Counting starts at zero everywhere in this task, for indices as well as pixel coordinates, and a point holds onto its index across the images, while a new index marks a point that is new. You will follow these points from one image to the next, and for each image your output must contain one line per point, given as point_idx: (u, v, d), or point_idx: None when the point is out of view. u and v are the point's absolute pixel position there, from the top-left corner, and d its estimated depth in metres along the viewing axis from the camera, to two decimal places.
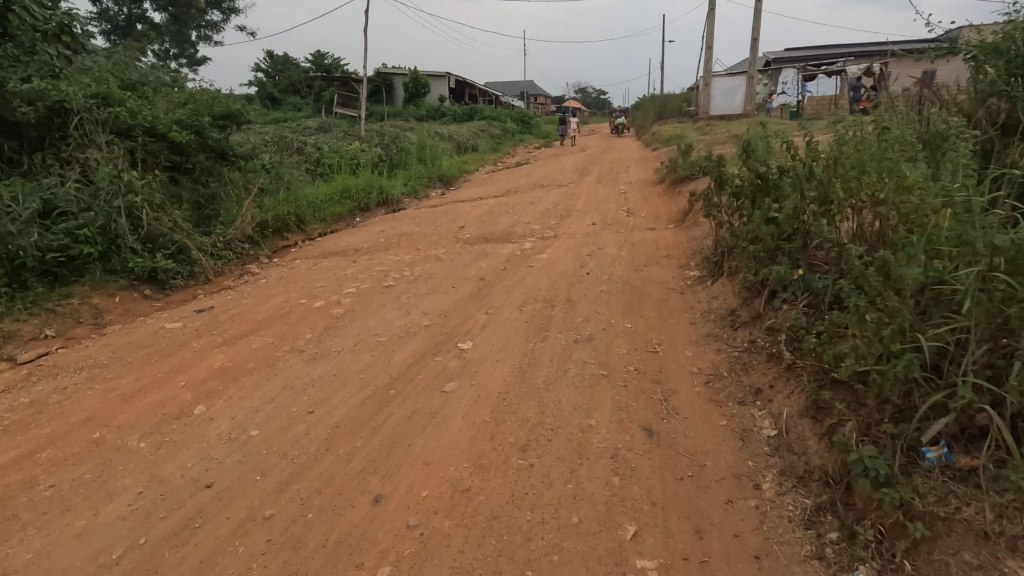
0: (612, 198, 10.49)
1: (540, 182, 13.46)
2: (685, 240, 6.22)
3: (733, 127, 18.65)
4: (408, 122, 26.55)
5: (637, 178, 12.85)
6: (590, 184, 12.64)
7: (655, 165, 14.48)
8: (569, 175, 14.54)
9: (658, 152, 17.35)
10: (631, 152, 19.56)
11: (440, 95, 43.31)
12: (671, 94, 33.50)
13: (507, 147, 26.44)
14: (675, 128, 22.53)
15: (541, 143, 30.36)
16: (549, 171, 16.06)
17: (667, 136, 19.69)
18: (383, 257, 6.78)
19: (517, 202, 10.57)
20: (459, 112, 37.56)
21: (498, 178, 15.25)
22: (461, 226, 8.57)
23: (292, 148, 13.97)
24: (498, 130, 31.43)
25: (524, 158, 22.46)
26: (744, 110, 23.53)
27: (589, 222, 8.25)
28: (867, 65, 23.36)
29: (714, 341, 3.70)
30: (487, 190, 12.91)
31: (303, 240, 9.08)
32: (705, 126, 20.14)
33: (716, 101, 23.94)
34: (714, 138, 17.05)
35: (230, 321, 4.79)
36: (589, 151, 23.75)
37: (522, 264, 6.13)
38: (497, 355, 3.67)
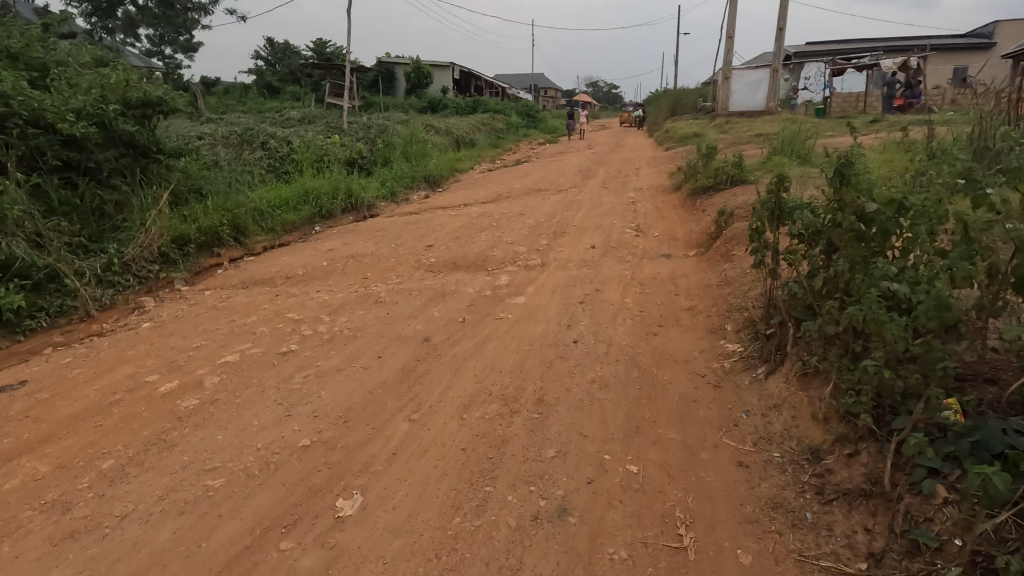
0: (618, 209, 8.75)
1: (536, 186, 11.74)
2: (715, 285, 4.52)
3: (755, 126, 16.83)
4: (403, 115, 24.82)
5: (647, 184, 11.09)
6: (592, 191, 10.91)
7: (669, 169, 12.68)
8: (571, 178, 12.79)
9: (673, 153, 15.54)
10: (642, 152, 17.82)
11: (443, 86, 41.61)
12: (685, 89, 31.61)
13: (508, 143, 24.65)
14: (691, 126, 20.64)
15: (546, 139, 28.62)
16: (549, 172, 14.34)
17: (682, 134, 17.85)
18: (310, 295, 5.13)
19: (505, 212, 8.88)
20: (462, 105, 35.75)
21: (491, 180, 13.51)
22: (429, 245, 6.91)
23: (256, 142, 12.30)
24: (501, 125, 29.74)
25: (525, 156, 20.74)
26: (766, 107, 21.59)
27: (587, 245, 6.56)
28: (903, 59, 21.31)
29: (792, 526, 2.04)
30: (475, 195, 11.19)
31: (240, 256, 7.47)
32: (725, 124, 18.26)
33: (736, 97, 22.01)
34: (735, 139, 15.20)
35: (25, 414, 3.15)
36: (595, 149, 21.97)
37: (490, 313, 4.46)
38: (393, 549, 2.06)
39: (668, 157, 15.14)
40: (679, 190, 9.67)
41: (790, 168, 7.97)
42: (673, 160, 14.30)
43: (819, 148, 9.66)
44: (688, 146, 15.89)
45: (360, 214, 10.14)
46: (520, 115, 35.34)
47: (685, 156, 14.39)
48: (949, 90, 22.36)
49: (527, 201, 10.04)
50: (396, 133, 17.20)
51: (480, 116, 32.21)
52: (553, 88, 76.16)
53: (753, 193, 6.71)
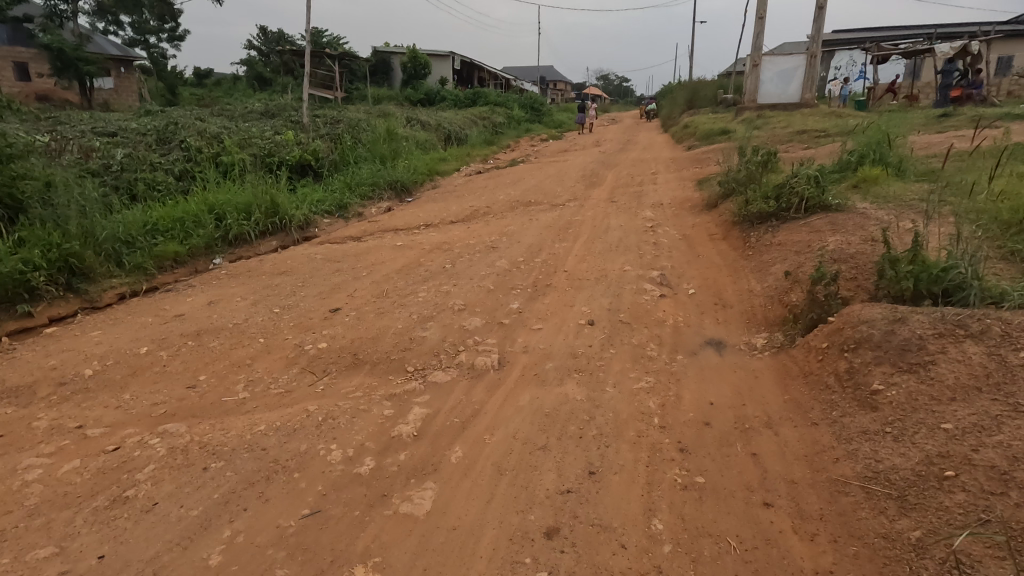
0: (632, 239, 6.16)
1: (525, 198, 9.14)
2: (863, 499, 1.98)
3: (794, 121, 14.14)
4: (387, 108, 22.20)
5: (669, 198, 8.46)
6: (595, 207, 8.32)
7: (695, 177, 10.03)
8: (571, 186, 10.17)
9: (697, 154, 12.86)
10: (659, 151, 15.19)
11: (443, 77, 39.04)
12: (704, 80, 28.84)
13: (505, 139, 21.98)
14: (714, 121, 17.90)
15: (550, 135, 26.06)
16: (545, 176, 11.73)
17: (705, 130, 15.13)
18: (34, 453, 2.65)
19: (473, 242, 6.31)
20: (460, 97, 33.12)
21: (473, 188, 10.91)
22: (334, 312, 4.38)
23: (175, 141, 9.80)
24: (502, 120, 27.22)
25: (524, 154, 18.21)
26: (801, 99, 18.76)
27: (583, 320, 4.00)
28: (961, 43, 18.39)
29: None
30: (445, 210, 8.63)
31: (67, 314, 5.11)
32: (755, 119, 15.52)
33: (767, 88, 19.20)
34: (774, 139, 12.49)
35: None
36: (605, 146, 19.33)
37: (341, 562, 1.93)
38: None
39: (690, 159, 12.46)
40: (715, 212, 7.05)
41: (890, 188, 5.34)
42: (698, 164, 11.64)
43: (909, 154, 7.00)
44: (716, 145, 13.19)
45: (286, 238, 7.63)
46: (523, 108, 32.78)
47: (711, 160, 11.74)
48: (1013, 78, 19.37)
49: (507, 223, 7.46)
50: (367, 129, 14.63)
51: (477, 110, 29.55)
52: (562, 81, 73.11)
53: (854, 236, 4.12)
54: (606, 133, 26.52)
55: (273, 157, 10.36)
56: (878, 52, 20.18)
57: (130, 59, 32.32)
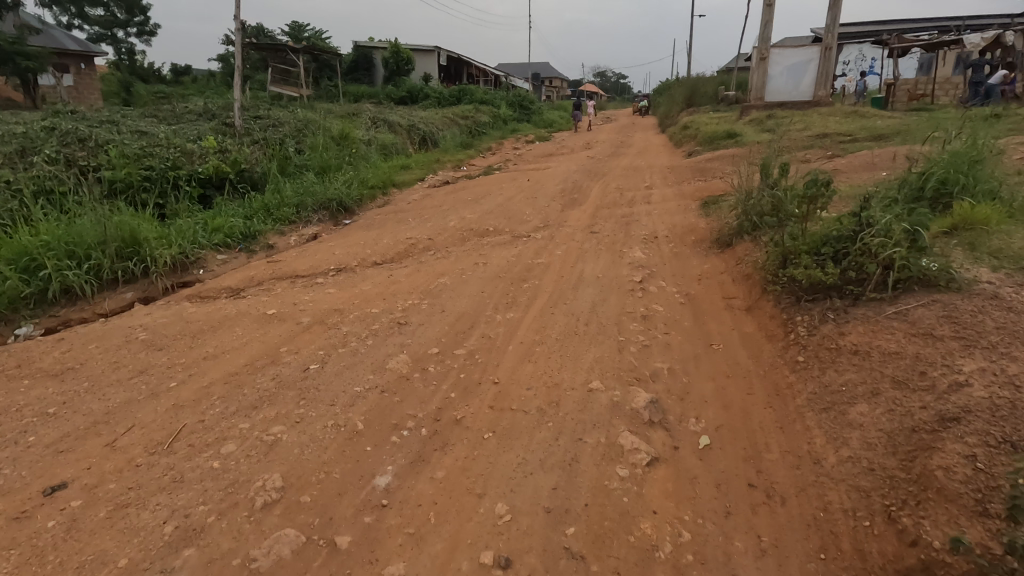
0: (611, 306, 4.17)
1: (481, 225, 7.16)
2: None
3: (811, 123, 12.17)
4: (355, 108, 20.13)
5: (666, 228, 6.48)
6: (568, 240, 6.34)
7: (697, 196, 8.09)
8: (544, 207, 8.21)
9: (698, 162, 10.89)
10: (656, 156, 13.22)
11: (428, 73, 37.03)
12: (704, 76, 26.87)
13: (485, 142, 19.98)
14: (717, 121, 15.94)
15: (538, 135, 24.11)
16: (518, 190, 9.76)
17: (708, 133, 13.16)
18: None
19: (379, 308, 4.31)
20: (444, 95, 31.11)
21: (427, 206, 8.93)
22: (49, 496, 2.39)
23: (45, 150, 7.80)
24: (486, 119, 25.26)
25: (505, 159, 16.21)
26: (815, 96, 16.78)
27: (494, 545, 2.05)
28: (994, 33, 16.37)
29: None
30: (376, 242, 6.64)
31: None
32: (765, 120, 13.55)
33: (776, 84, 17.20)
34: (789, 146, 10.54)
35: None
36: (595, 150, 17.37)
37: None
38: None
39: (691, 169, 10.51)
40: (729, 257, 5.08)
41: (1015, 245, 3.37)
42: (701, 176, 9.70)
43: (1002, 174, 5.02)
44: (721, 152, 11.22)
45: (150, 288, 5.72)
46: (512, 107, 30.83)
47: (716, 172, 9.80)
48: None
49: (445, 269, 5.46)
50: (316, 133, 12.64)
51: (460, 108, 27.52)
52: (557, 77, 70.97)
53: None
54: (598, 134, 24.53)
55: (180, 170, 8.41)
56: (898, 44, 18.21)
57: (91, 54, 30.21)
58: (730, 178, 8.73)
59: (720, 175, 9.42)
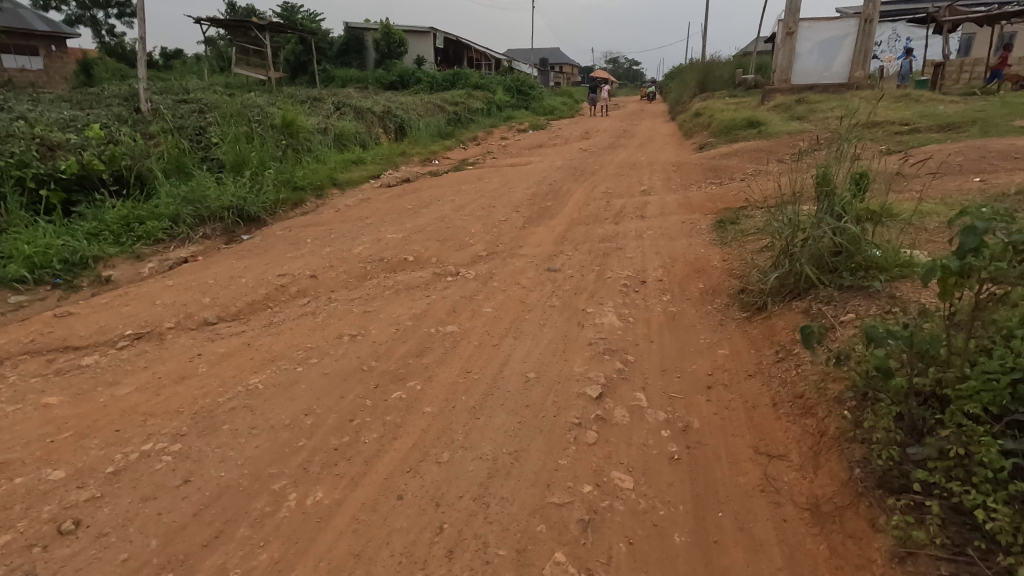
0: (526, 481, 2.05)
1: (400, 253, 5.06)
2: None
3: (853, 108, 9.87)
4: (323, 93, 17.94)
5: (659, 267, 4.30)
6: (511, 285, 4.20)
7: (707, 210, 5.90)
8: (500, 221, 6.08)
9: (711, 158, 8.64)
10: (660, 149, 11.00)
11: (423, 56, 34.75)
12: (719, 58, 24.35)
13: (470, 132, 17.76)
14: (735, 107, 13.62)
15: (534, 123, 21.87)
16: (477, 194, 7.61)
17: (723, 121, 10.86)
18: None
19: (78, 464, 2.21)
20: (437, 79, 28.91)
21: (351, 217, 6.82)
22: None
23: None
24: (478, 105, 23.05)
25: (488, 151, 14.04)
26: (850, 78, 14.37)
27: None
28: None
29: None
30: (234, 279, 4.55)
31: None
32: (793, 106, 11.22)
33: (805, 63, 14.72)
34: (826, 141, 8.29)
35: None
36: (594, 140, 15.15)
37: None
38: None
39: (702, 167, 8.27)
40: (763, 343, 2.92)
41: None
42: (713, 179, 7.49)
43: None
44: (738, 145, 8.97)
45: None
46: (509, 92, 28.55)
47: (733, 174, 7.58)
48: None
49: (291, 343, 3.35)
50: (248, 120, 10.51)
51: (451, 94, 25.27)
52: (566, 63, 68.18)
53: None
54: (601, 122, 22.18)
55: (26, 169, 6.44)
56: (949, 17, 15.61)
57: (62, 36, 28.33)
58: (752, 185, 6.53)
59: (739, 179, 7.23)
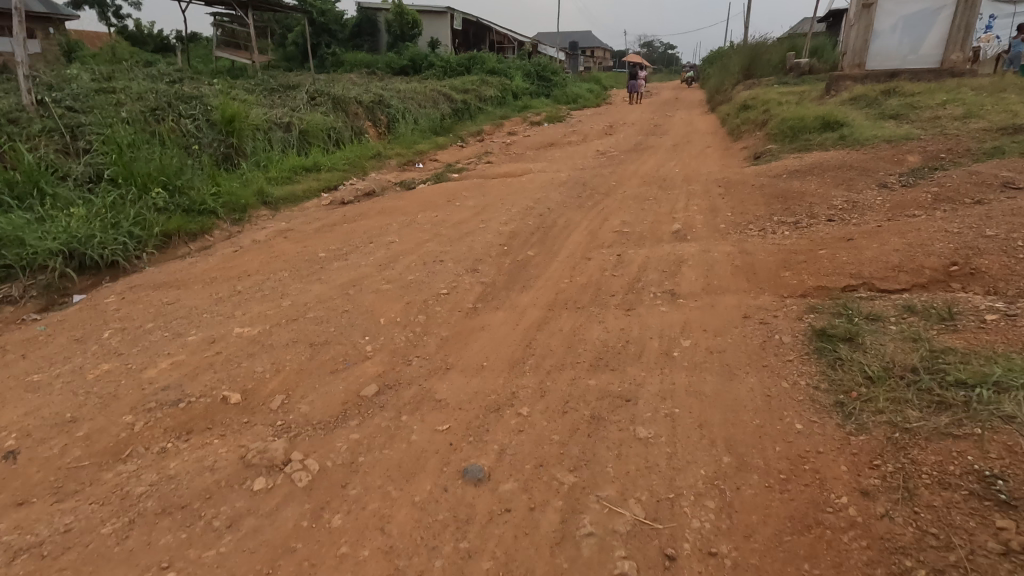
0: None
1: (227, 382, 2.81)
2: None
3: (972, 104, 7.15)
4: (309, 80, 15.78)
5: (704, 491, 1.92)
6: (367, 528, 1.89)
7: (783, 292, 3.44)
8: (439, 296, 3.77)
9: (774, 176, 6.09)
10: (698, 156, 8.50)
11: (440, 39, 32.40)
12: (767, 40, 21.29)
13: (473, 126, 15.34)
14: (794, 100, 10.92)
15: (552, 114, 19.35)
16: (431, 231, 5.28)
17: (786, 118, 8.20)
18: None
19: None
20: (451, 63, 26.54)
21: (232, 270, 4.59)
22: None
23: None
24: (491, 93, 20.63)
25: (488, 151, 11.71)
26: (942, 62, 11.46)
27: None
28: None
29: None
30: None
31: None
32: (879, 100, 8.46)
33: (883, 44, 11.79)
34: (947, 156, 5.65)
35: None
36: (617, 138, 12.64)
37: None
38: None
39: (760, 190, 5.75)
40: None
41: None
42: (781, 215, 4.98)
43: None
44: (813, 158, 6.37)
45: None
46: (529, 79, 26.03)
47: (811, 207, 5.06)
48: None
49: None
50: (172, 119, 8.41)
51: (463, 80, 22.84)
52: (597, 47, 64.73)
53: None
54: (629, 114, 19.44)
55: None
56: None
57: (61, 17, 26.84)
58: (852, 237, 4.04)
59: (822, 220, 4.72)
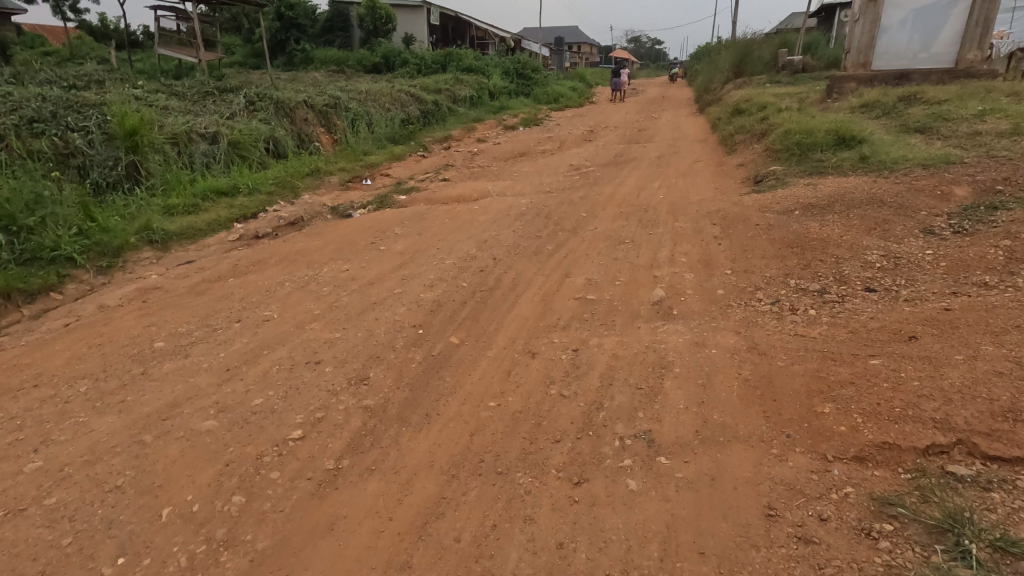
0: None
1: None
2: None
3: (1017, 115, 5.88)
4: (261, 83, 14.33)
5: None
6: None
7: (822, 452, 2.16)
8: (286, 441, 2.43)
9: (783, 212, 4.80)
10: (686, 176, 7.22)
11: (416, 35, 30.92)
12: (757, 37, 20.10)
13: (441, 132, 13.96)
14: (793, 105, 9.66)
15: (530, 116, 18.00)
16: (329, 297, 3.91)
17: (789, 129, 6.90)
18: None
19: None
20: (426, 60, 25.11)
21: (25, 370, 3.21)
22: None
23: None
24: (466, 93, 19.25)
25: (449, 163, 10.34)
26: (957, 61, 10.23)
27: None
28: None
29: None
30: None
31: None
32: (897, 109, 7.19)
33: (890, 41, 10.60)
34: (1006, 188, 4.37)
35: None
36: (596, 146, 11.34)
37: None
38: None
39: (767, 234, 4.45)
40: None
41: None
42: (800, 279, 3.68)
43: None
44: (830, 186, 5.07)
45: None
46: (508, 76, 24.69)
47: (841, 266, 3.75)
48: None
49: None
50: (54, 136, 6.98)
51: (436, 78, 21.36)
52: (583, 43, 63.43)
53: None
54: (611, 115, 18.10)
55: None
56: None
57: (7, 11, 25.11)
58: (915, 334, 2.74)
59: (859, 290, 3.42)
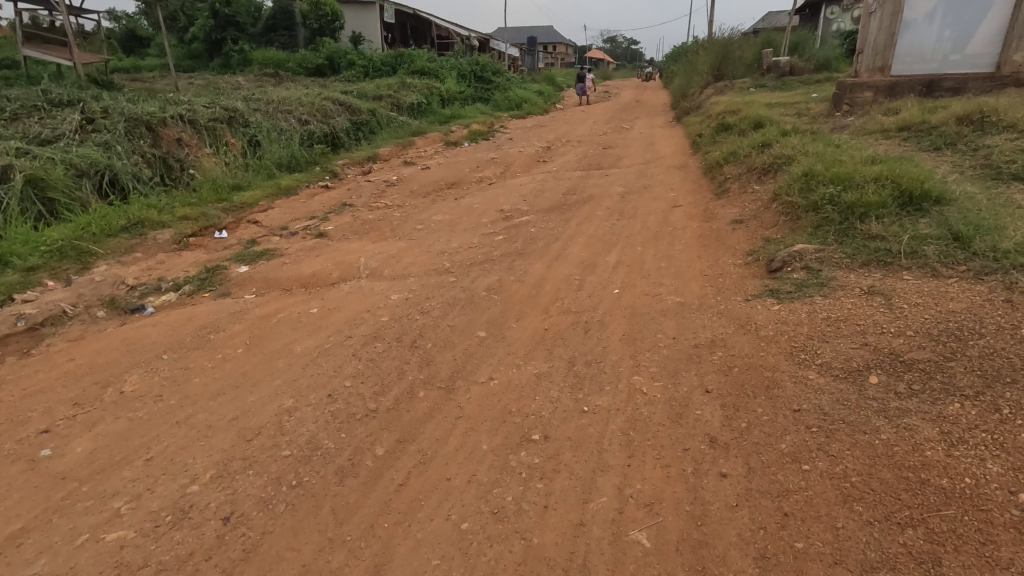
0: None
1: None
2: None
3: None
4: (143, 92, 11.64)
5: None
6: None
7: None
8: None
9: (844, 376, 2.40)
10: (656, 239, 4.83)
11: (369, 34, 28.27)
12: (737, 37, 17.95)
13: (364, 150, 11.42)
14: (797, 122, 7.34)
15: (483, 126, 15.52)
16: None
17: (813, 169, 4.52)
18: None
19: None
20: (375, 60, 22.50)
21: None
22: None
23: None
24: (411, 98, 16.71)
25: (349, 200, 7.81)
26: (997, 64, 8.06)
27: None
28: None
29: None
30: None
31: None
32: (962, 138, 4.88)
33: (914, 38, 8.22)
34: None
35: None
36: (546, 172, 8.93)
37: None
38: None
39: (826, 454, 2.03)
40: None
41: None
42: None
43: None
44: (924, 309, 2.67)
45: None
46: (467, 79, 22.23)
47: None
48: None
49: None
50: None
51: (378, 83, 18.73)
52: (556, 43, 61.23)
53: None
54: (576, 125, 15.69)
55: None
56: None
57: None
58: None
59: None
